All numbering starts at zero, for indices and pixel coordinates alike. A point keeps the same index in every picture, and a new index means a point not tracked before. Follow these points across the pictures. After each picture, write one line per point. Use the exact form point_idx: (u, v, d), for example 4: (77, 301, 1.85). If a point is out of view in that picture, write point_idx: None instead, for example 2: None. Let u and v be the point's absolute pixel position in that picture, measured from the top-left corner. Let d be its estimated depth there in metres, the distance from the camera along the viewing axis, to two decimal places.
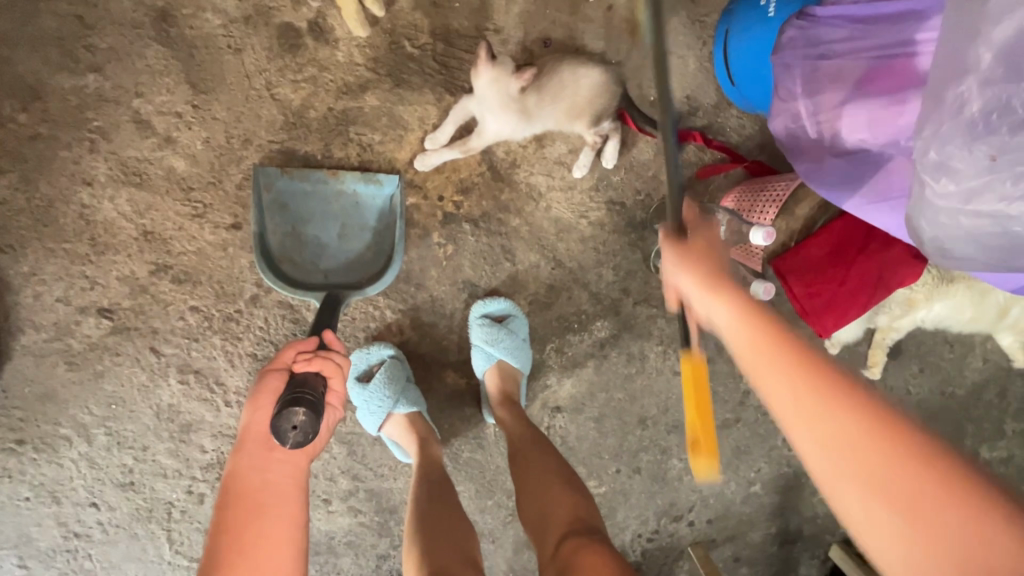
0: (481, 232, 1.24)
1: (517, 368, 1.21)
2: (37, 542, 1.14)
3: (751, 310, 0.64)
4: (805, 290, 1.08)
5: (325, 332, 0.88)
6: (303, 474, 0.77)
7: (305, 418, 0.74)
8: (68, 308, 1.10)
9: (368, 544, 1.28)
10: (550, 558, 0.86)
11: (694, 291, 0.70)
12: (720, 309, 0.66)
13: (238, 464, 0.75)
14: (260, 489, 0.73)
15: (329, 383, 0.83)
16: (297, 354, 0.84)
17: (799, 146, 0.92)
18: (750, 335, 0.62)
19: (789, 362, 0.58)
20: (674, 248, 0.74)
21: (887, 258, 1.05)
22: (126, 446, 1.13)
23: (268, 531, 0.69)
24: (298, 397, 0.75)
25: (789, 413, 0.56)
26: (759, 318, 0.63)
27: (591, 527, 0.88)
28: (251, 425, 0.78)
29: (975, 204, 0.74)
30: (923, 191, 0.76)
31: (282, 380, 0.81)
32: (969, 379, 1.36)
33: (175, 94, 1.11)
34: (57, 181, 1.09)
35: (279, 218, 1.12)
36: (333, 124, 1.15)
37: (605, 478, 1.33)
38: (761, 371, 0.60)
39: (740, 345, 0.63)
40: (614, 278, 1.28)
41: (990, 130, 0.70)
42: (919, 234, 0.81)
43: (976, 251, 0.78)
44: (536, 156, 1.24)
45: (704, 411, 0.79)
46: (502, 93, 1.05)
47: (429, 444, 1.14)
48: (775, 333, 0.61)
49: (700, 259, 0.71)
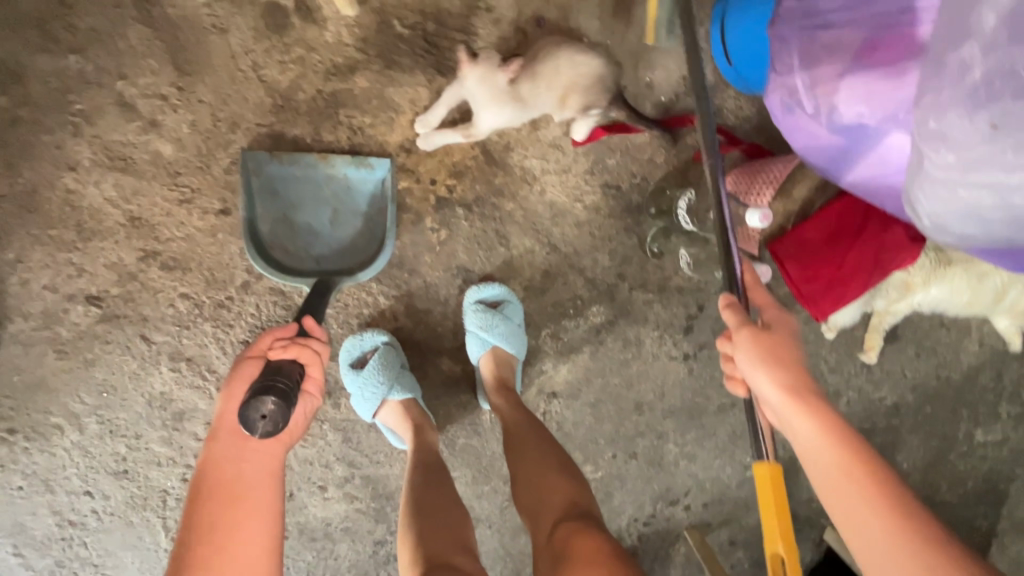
0: (474, 217, 1.22)
1: (512, 354, 1.20)
2: (32, 531, 1.14)
3: (831, 428, 0.72)
4: (803, 275, 1.07)
5: (304, 318, 0.87)
6: (279, 462, 0.76)
7: (275, 408, 0.71)
8: (56, 296, 1.08)
9: (364, 530, 1.28)
10: (545, 542, 0.86)
11: (773, 395, 0.74)
12: (800, 420, 0.73)
13: (213, 454, 0.74)
14: (234, 480, 0.72)
15: (306, 370, 0.81)
16: (274, 341, 0.82)
17: (794, 125, 0.90)
18: (831, 454, 0.71)
19: (867, 486, 0.68)
20: (755, 343, 0.75)
21: (885, 240, 1.04)
22: (119, 435, 1.13)
23: (240, 522, 0.69)
24: (268, 386, 0.73)
25: (863, 535, 0.67)
26: (840, 440, 0.71)
27: (585, 512, 0.88)
28: (225, 414, 0.76)
29: (973, 175, 0.73)
30: (922, 161, 0.76)
31: (258, 367, 0.79)
32: (966, 362, 1.36)
33: (159, 76, 1.08)
34: (40, 166, 1.07)
35: (269, 204, 1.10)
36: (323, 107, 1.13)
37: (601, 463, 1.33)
38: (844, 488, 0.69)
39: (822, 462, 0.71)
40: (610, 263, 1.27)
41: (992, 98, 0.70)
42: (917, 208, 0.81)
43: (974, 226, 0.78)
44: (530, 139, 1.22)
45: (788, 525, 0.72)
46: (490, 88, 1.06)
47: (424, 430, 1.13)
48: (855, 453, 0.70)
49: (781, 362, 0.75)
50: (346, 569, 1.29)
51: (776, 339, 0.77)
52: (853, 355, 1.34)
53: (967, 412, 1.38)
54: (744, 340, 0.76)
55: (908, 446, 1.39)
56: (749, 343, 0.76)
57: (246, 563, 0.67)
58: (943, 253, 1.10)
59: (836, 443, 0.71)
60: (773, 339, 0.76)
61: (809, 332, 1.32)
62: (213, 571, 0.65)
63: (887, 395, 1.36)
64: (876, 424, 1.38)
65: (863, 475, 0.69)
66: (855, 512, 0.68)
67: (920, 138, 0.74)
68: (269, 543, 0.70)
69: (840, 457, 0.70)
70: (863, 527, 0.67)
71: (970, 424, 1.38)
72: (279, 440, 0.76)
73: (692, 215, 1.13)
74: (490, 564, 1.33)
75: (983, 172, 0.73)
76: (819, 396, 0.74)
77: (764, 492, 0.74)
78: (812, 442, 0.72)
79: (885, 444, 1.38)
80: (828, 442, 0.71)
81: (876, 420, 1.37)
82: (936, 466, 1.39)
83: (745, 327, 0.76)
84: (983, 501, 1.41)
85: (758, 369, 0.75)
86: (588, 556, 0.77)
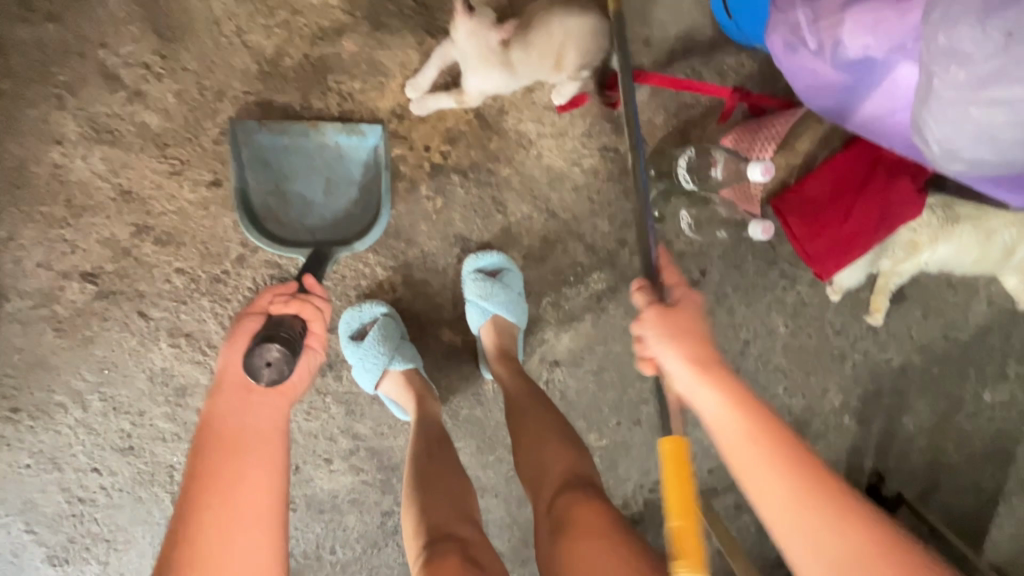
0: (470, 183, 1.20)
1: (514, 324, 1.18)
2: (42, 509, 1.14)
3: (739, 398, 0.69)
4: (805, 229, 1.03)
5: (303, 277, 0.86)
6: (285, 415, 0.72)
7: (280, 353, 0.73)
8: (51, 274, 1.08)
9: (372, 501, 1.28)
10: (545, 511, 0.86)
11: (684, 376, 0.71)
12: (707, 392, 0.70)
13: (216, 407, 0.70)
14: (238, 431, 0.68)
15: (308, 326, 0.80)
16: (274, 298, 0.80)
17: (797, 66, 0.88)
18: (741, 426, 0.67)
19: (776, 459, 0.65)
20: (660, 321, 0.73)
21: (890, 195, 1.01)
22: (122, 412, 1.13)
23: (245, 472, 0.65)
24: (272, 334, 0.74)
25: (773, 498, 0.64)
26: (748, 405, 0.69)
27: (586, 480, 0.88)
28: (228, 367, 0.73)
29: (987, 91, 0.73)
30: (932, 82, 0.76)
31: (260, 322, 0.76)
32: (973, 323, 1.34)
33: (141, 45, 1.07)
34: (26, 141, 1.06)
35: (261, 174, 1.08)
36: (311, 73, 1.11)
37: (605, 431, 1.31)
38: (751, 453, 0.66)
39: (734, 438, 0.68)
40: (610, 229, 1.25)
41: (1004, 6, 0.70)
42: (926, 137, 0.80)
43: (986, 149, 0.78)
44: (525, 102, 1.20)
45: (687, 495, 0.68)
46: (481, 46, 0.98)
47: (426, 402, 1.12)
48: (767, 425, 0.67)
49: (691, 339, 0.73)
50: (354, 541, 1.29)
51: (683, 315, 0.74)
52: (858, 317, 1.33)
53: (974, 373, 1.36)
54: (651, 316, 0.74)
55: (915, 407, 1.37)
56: (654, 320, 0.74)
57: (248, 518, 0.62)
58: (950, 211, 1.09)
59: (745, 414, 0.68)
60: (679, 316, 0.74)
61: (813, 295, 1.31)
62: (216, 524, 0.61)
63: (893, 356, 1.35)
64: (882, 386, 1.36)
65: (771, 442, 0.66)
66: (761, 487, 0.65)
67: (933, 58, 0.75)
68: (276, 495, 0.65)
69: (751, 429, 0.67)
70: (775, 501, 0.64)
71: (977, 384, 1.36)
72: (282, 393, 0.73)
73: (692, 174, 1.09)
74: (497, 533, 1.33)
75: (996, 85, 0.73)
76: (724, 367, 0.72)
77: (667, 466, 0.70)
78: (721, 413, 0.69)
79: (893, 405, 1.37)
80: (735, 412, 0.68)
81: (883, 382, 1.36)
82: (944, 427, 1.38)
83: (652, 305, 0.75)
84: (991, 462, 1.39)
85: (665, 345, 0.73)
86: (588, 526, 0.77)
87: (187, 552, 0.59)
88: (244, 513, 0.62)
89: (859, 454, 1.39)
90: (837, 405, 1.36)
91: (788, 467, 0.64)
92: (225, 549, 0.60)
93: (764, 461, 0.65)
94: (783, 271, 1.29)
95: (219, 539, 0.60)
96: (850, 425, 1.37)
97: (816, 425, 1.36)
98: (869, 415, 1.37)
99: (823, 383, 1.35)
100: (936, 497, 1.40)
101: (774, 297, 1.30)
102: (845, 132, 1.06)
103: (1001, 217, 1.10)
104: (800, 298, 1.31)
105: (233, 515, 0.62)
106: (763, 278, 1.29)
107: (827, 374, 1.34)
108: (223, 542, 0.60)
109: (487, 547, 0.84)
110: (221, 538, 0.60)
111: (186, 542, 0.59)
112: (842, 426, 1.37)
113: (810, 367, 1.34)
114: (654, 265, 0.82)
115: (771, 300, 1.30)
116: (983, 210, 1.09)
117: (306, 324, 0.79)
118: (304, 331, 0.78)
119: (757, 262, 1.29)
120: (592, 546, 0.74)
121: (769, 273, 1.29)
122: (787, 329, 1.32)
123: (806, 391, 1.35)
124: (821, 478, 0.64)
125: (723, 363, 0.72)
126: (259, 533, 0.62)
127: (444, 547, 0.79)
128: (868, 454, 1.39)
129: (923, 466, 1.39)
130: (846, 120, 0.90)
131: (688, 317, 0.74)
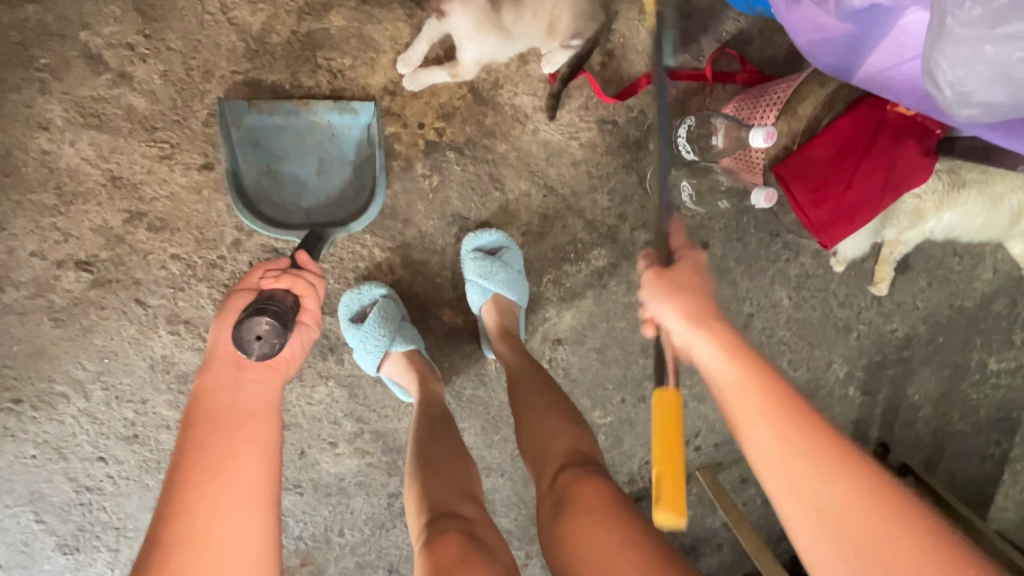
0: (466, 160, 1.18)
1: (514, 302, 1.17)
2: (50, 498, 1.15)
3: (741, 351, 0.64)
4: (810, 197, 1.00)
5: (297, 253, 0.84)
6: (277, 392, 0.71)
7: (270, 327, 0.70)
8: (45, 263, 1.07)
9: (378, 483, 1.28)
10: (547, 489, 0.85)
11: (682, 331, 0.67)
12: (707, 346, 0.65)
13: (206, 383, 0.68)
14: (229, 407, 0.67)
15: (301, 301, 0.78)
16: (265, 274, 0.78)
17: (802, 19, 0.86)
18: (741, 379, 0.62)
19: (779, 415, 0.59)
20: (657, 280, 0.71)
21: (895, 157, 0.99)
22: (125, 400, 1.13)
23: (235, 448, 0.64)
24: (263, 307, 0.71)
25: (761, 446, 0.60)
26: (744, 354, 0.64)
27: (587, 458, 0.87)
28: (218, 343, 0.71)
29: (1003, 27, 0.71)
30: (944, 21, 0.73)
31: (250, 298, 0.74)
32: (979, 291, 1.33)
33: (124, 25, 1.05)
34: (13, 128, 1.04)
35: (252, 156, 1.06)
36: (299, 50, 1.09)
37: (609, 408, 1.30)
38: (742, 399, 0.62)
39: (734, 394, 0.62)
40: (610, 203, 1.23)
41: None
42: (938, 80, 0.78)
43: (1001, 89, 0.76)
44: (519, 75, 1.17)
45: (676, 445, 0.69)
46: (473, 15, 0.95)
47: (429, 382, 1.12)
48: (762, 372, 0.62)
49: (687, 295, 0.69)
50: (363, 523, 1.29)
51: (681, 275, 0.71)
52: (863, 288, 1.31)
53: (980, 341, 1.35)
54: (649, 277, 0.72)
55: (921, 377, 1.36)
56: (652, 280, 0.72)
57: (241, 495, 0.61)
58: (956, 175, 1.06)
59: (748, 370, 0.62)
60: (676, 274, 0.71)
61: (818, 266, 1.29)
62: (207, 501, 0.60)
63: (898, 326, 1.33)
64: (887, 356, 1.35)
65: (773, 399, 0.60)
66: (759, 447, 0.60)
67: None
68: (268, 472, 0.65)
69: (752, 385, 0.62)
70: (779, 464, 0.58)
71: (983, 352, 1.35)
72: (274, 368, 0.72)
73: (692, 143, 1.08)
74: (504, 512, 1.33)
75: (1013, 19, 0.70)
76: (724, 322, 0.67)
77: (659, 415, 0.71)
78: (721, 367, 0.64)
79: (898, 375, 1.36)
80: (735, 365, 0.63)
81: (888, 352, 1.34)
82: (949, 396, 1.37)
83: (651, 267, 0.73)
84: (997, 430, 1.39)
85: (661, 303, 0.70)
86: (593, 505, 0.76)
87: (176, 527, 0.58)
88: (235, 488, 0.62)
89: (864, 425, 1.38)
90: (841, 376, 1.35)
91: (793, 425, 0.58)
92: (215, 525, 0.59)
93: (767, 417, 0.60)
94: (787, 242, 1.27)
95: (209, 515, 0.59)
96: (856, 396, 1.36)
97: (821, 398, 1.36)
98: (874, 385, 1.36)
99: (827, 355, 1.34)
100: (942, 465, 1.40)
101: (778, 269, 1.28)
102: (849, 95, 1.04)
103: (1005, 180, 1.07)
104: (804, 270, 1.29)
105: (225, 490, 0.61)
106: (767, 250, 1.27)
107: (831, 345, 1.33)
108: (214, 518, 0.59)
109: (490, 523, 0.84)
110: (211, 515, 0.59)
111: (176, 516, 0.59)
112: (847, 397, 1.36)
113: (815, 339, 1.33)
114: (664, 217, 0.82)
115: (775, 272, 1.28)
116: (990, 174, 1.07)
117: (298, 300, 0.77)
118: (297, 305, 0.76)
119: (760, 234, 1.27)
120: (599, 524, 0.74)
121: (772, 245, 1.27)
122: (791, 301, 1.30)
123: (811, 362, 1.34)
124: (816, 428, 0.58)
125: (722, 318, 0.68)
126: (252, 510, 0.62)
127: (445, 525, 0.79)
128: (873, 424, 1.38)
129: (928, 434, 1.38)
130: (852, 74, 0.89)
131: (686, 277, 0.71)
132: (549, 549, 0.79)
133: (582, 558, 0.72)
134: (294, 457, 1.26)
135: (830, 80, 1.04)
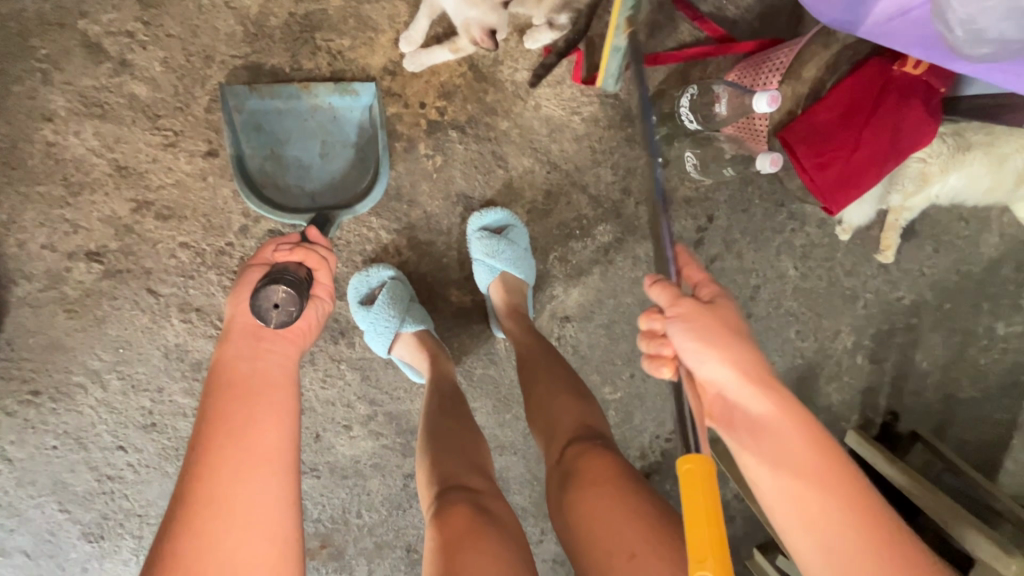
0: (469, 139, 1.18)
1: (522, 280, 1.17)
2: (73, 488, 1.17)
3: (796, 412, 0.63)
4: (815, 160, 1.00)
5: (305, 228, 0.84)
6: (293, 361, 0.72)
7: (287, 295, 0.72)
8: (56, 255, 1.08)
9: (393, 465, 1.30)
10: (556, 463, 0.86)
11: (720, 378, 0.64)
12: (747, 392, 0.63)
13: (225, 354, 0.69)
14: (248, 375, 0.68)
15: (314, 275, 0.79)
16: (274, 249, 0.79)
17: None
18: (774, 416, 0.62)
19: (839, 498, 0.59)
20: (694, 318, 0.65)
21: (901, 117, 0.98)
22: (141, 389, 1.14)
23: (255, 414, 0.65)
24: (277, 276, 0.72)
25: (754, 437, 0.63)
26: (777, 392, 0.63)
27: (596, 433, 0.87)
28: (236, 315, 0.72)
29: None
30: None
31: (264, 271, 0.75)
32: (985, 255, 1.32)
33: (122, 12, 1.05)
34: (17, 120, 1.05)
35: (255, 140, 1.07)
36: (297, 32, 1.09)
37: (619, 384, 1.31)
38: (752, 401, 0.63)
39: (785, 458, 0.61)
40: (613, 178, 1.23)
41: None
42: (951, 17, 0.79)
43: (1012, 24, 0.77)
44: (518, 50, 1.16)
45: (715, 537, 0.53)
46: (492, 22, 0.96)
47: (439, 360, 1.12)
48: (774, 390, 0.63)
49: (722, 335, 0.64)
50: (380, 504, 1.31)
51: (715, 312, 0.66)
52: (869, 256, 1.31)
53: (988, 306, 1.35)
54: (687, 311, 0.65)
55: (929, 344, 1.36)
56: (688, 319, 0.65)
57: (260, 462, 0.62)
58: (961, 137, 1.06)
59: (802, 429, 0.62)
60: (711, 313, 0.66)
61: (823, 236, 1.29)
62: (226, 468, 0.61)
63: (905, 294, 1.33)
64: (895, 325, 1.35)
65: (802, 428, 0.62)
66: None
67: None
68: (287, 438, 0.66)
69: (808, 455, 0.61)
70: (832, 550, 0.58)
71: (991, 317, 1.35)
72: (291, 340, 0.73)
73: (695, 112, 1.08)
74: (518, 490, 1.35)
75: None
76: (765, 365, 0.65)
77: (689, 494, 0.55)
78: (761, 414, 0.63)
79: (906, 342, 1.36)
80: (771, 403, 0.63)
81: (895, 320, 1.35)
82: (958, 362, 1.37)
83: (688, 299, 0.66)
84: (1005, 395, 1.39)
85: (700, 346, 0.64)
86: (600, 478, 0.77)
87: (198, 493, 0.59)
88: (256, 453, 0.63)
89: (873, 394, 1.38)
90: (849, 345, 1.35)
91: (815, 468, 0.60)
92: (234, 487, 0.60)
93: (845, 529, 0.58)
94: (792, 212, 1.27)
95: (227, 479, 0.60)
96: (864, 364, 1.37)
97: (829, 367, 1.36)
98: (882, 353, 1.36)
99: (835, 325, 1.34)
100: (951, 431, 1.40)
101: (784, 240, 1.28)
102: (853, 56, 1.04)
103: (1011, 141, 1.06)
104: (809, 240, 1.29)
105: (244, 457, 0.62)
106: (772, 221, 1.27)
107: (839, 315, 1.33)
108: (233, 482, 0.60)
109: (499, 496, 0.85)
110: (229, 480, 0.60)
111: (198, 479, 0.60)
112: (855, 366, 1.36)
113: (822, 309, 1.33)
114: (670, 262, 0.76)
115: (780, 243, 1.28)
116: (996, 135, 1.06)
117: (312, 272, 0.78)
118: (310, 278, 0.77)
119: (764, 205, 1.27)
120: (604, 495, 0.75)
121: (778, 215, 1.27)
122: (797, 272, 1.30)
123: (818, 333, 1.34)
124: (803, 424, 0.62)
125: (756, 359, 0.65)
126: (267, 478, 0.62)
127: (454, 496, 0.80)
128: (882, 393, 1.38)
129: (938, 401, 1.39)
130: (857, 27, 0.90)
131: (720, 317, 0.66)
132: (556, 520, 0.80)
133: (589, 527, 0.74)
134: (310, 441, 1.27)
135: (833, 42, 1.04)
